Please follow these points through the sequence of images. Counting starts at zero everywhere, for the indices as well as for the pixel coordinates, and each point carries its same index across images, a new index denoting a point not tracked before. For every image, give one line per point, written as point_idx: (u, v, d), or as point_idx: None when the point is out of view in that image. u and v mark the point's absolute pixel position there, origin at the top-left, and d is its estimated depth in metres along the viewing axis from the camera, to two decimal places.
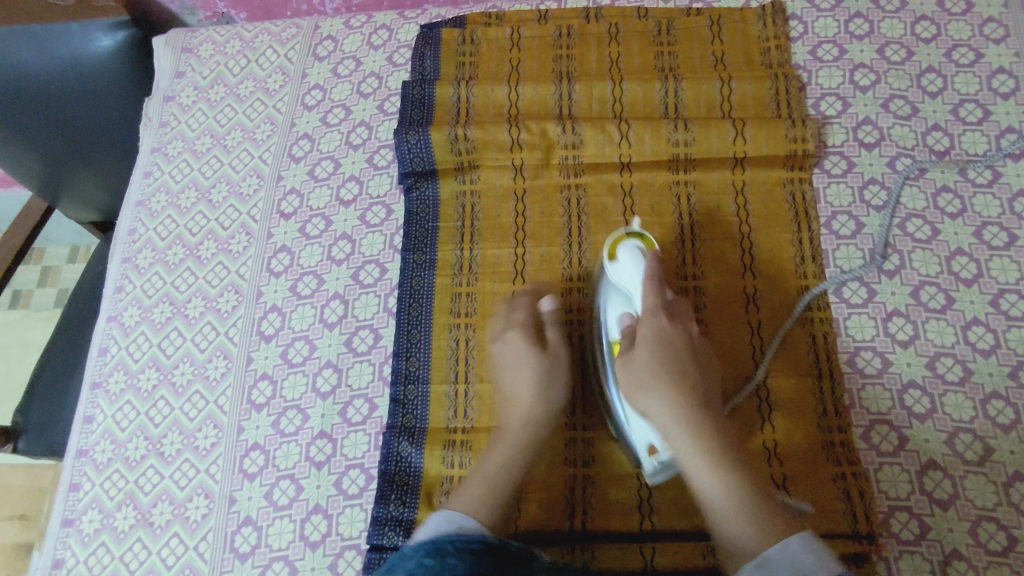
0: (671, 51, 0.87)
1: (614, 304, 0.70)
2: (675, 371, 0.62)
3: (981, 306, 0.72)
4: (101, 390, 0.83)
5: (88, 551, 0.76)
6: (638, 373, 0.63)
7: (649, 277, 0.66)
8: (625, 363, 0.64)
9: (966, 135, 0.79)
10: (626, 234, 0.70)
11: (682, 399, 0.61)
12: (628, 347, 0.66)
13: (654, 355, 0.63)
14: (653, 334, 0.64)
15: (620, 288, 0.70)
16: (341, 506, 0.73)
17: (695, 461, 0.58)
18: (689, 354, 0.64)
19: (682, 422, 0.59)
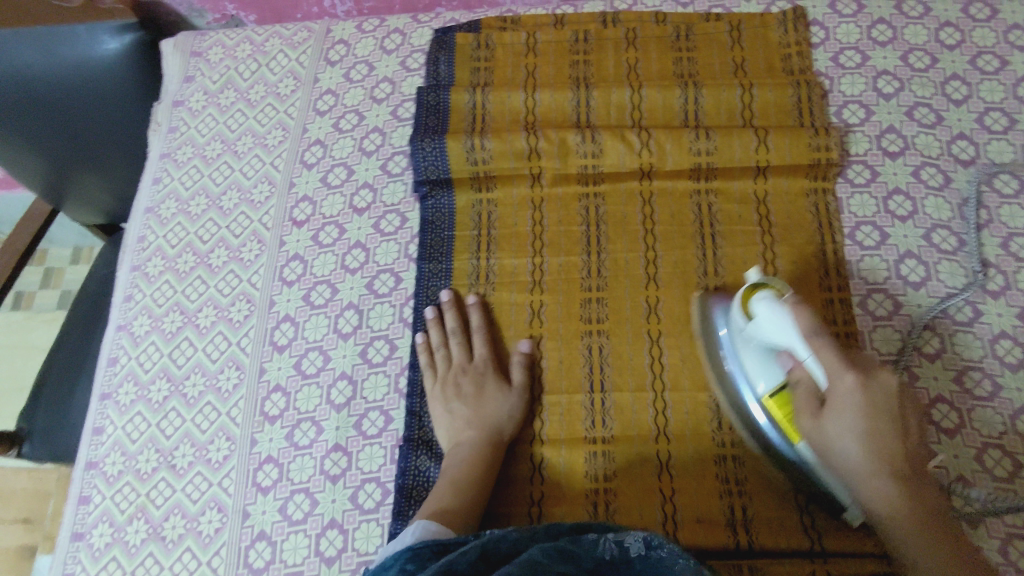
0: (691, 57, 0.86)
1: (753, 358, 0.66)
2: (878, 435, 0.58)
3: (1009, 319, 0.71)
4: (111, 401, 0.82)
5: (98, 566, 0.74)
6: (836, 444, 0.59)
7: (804, 331, 0.60)
8: (817, 425, 0.60)
9: (991, 144, 0.78)
10: (756, 287, 0.66)
11: (882, 461, 0.58)
12: (813, 411, 0.61)
13: (849, 415, 0.58)
14: (850, 393, 0.58)
15: (765, 339, 0.64)
16: (357, 521, 0.71)
17: (900, 531, 0.58)
18: (891, 409, 0.59)
19: (883, 495, 0.58)
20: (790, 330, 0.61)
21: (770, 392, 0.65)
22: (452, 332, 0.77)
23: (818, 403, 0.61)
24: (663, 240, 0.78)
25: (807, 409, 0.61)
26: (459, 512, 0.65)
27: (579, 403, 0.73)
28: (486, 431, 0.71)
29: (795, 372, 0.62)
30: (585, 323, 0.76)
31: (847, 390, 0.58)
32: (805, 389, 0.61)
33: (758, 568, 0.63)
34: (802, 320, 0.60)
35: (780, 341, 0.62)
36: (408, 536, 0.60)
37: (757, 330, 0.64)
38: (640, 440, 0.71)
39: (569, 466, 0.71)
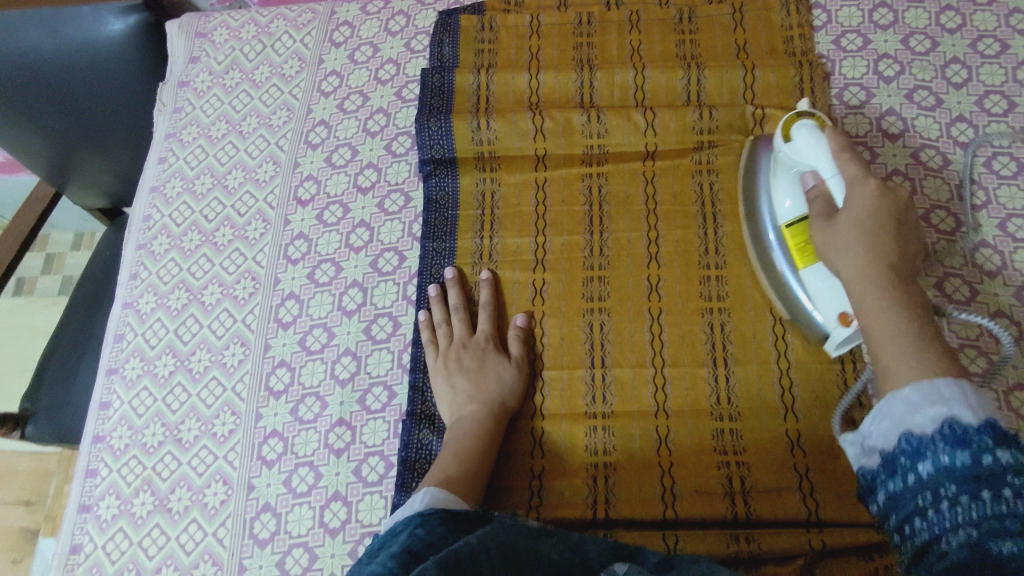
0: (693, 39, 0.86)
1: (780, 186, 0.71)
2: (878, 234, 0.59)
3: (1005, 299, 0.72)
4: (118, 376, 0.83)
5: (106, 536, 0.75)
6: (836, 234, 0.61)
7: (835, 147, 0.64)
8: (825, 228, 0.62)
9: (991, 126, 0.79)
10: (800, 116, 0.69)
11: (875, 255, 0.58)
12: (825, 220, 0.63)
13: (857, 215, 0.60)
14: (862, 197, 0.61)
15: (796, 166, 0.69)
16: (361, 493, 0.72)
17: (872, 313, 0.56)
18: (898, 223, 0.60)
19: (869, 282, 0.57)
20: (821, 147, 0.65)
21: (791, 218, 0.69)
22: (455, 310, 0.78)
23: (830, 209, 0.63)
24: (664, 219, 0.79)
25: (818, 212, 0.64)
26: (464, 480, 0.66)
27: (579, 378, 0.74)
28: (488, 405, 0.72)
29: (814, 190, 0.66)
30: (586, 301, 0.77)
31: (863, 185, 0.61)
32: (821, 200, 0.64)
33: (756, 538, 0.65)
34: (835, 139, 0.64)
35: (808, 163, 0.67)
36: (415, 501, 0.61)
37: (792, 152, 0.68)
38: (640, 415, 0.72)
39: (569, 440, 0.72)
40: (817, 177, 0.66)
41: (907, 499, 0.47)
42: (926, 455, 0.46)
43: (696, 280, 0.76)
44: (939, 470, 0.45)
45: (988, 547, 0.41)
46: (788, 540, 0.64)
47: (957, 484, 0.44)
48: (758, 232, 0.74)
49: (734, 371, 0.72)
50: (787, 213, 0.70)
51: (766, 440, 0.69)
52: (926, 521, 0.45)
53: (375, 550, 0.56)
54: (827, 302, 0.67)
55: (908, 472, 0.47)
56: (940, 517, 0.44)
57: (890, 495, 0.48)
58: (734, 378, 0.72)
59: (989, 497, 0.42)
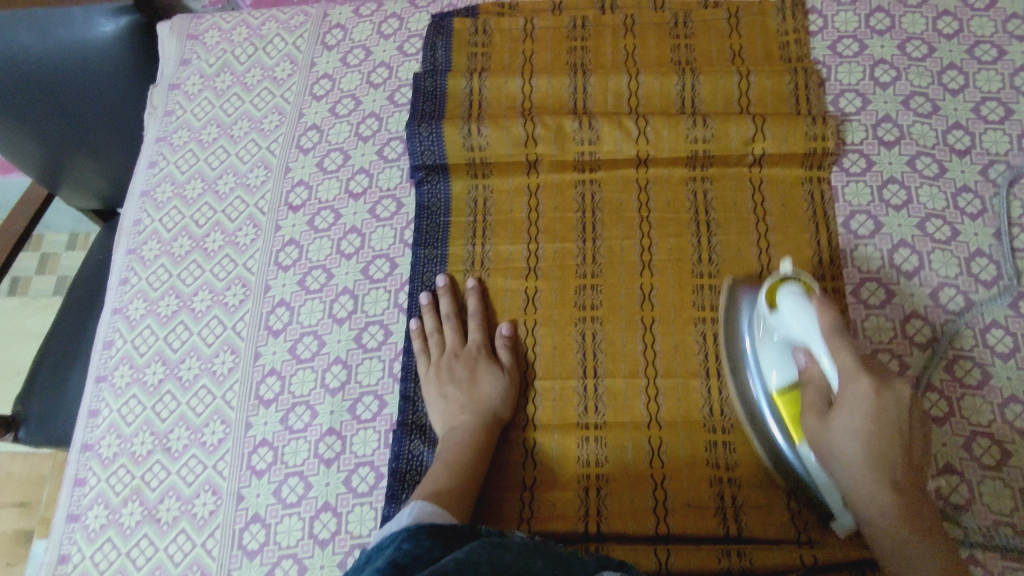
0: (688, 44, 0.86)
1: (769, 351, 0.66)
2: (878, 443, 0.57)
3: (1001, 309, 0.71)
4: (106, 384, 0.82)
5: (94, 547, 0.75)
6: (837, 443, 0.59)
7: (823, 332, 0.58)
8: (822, 423, 0.60)
9: (987, 133, 0.78)
10: (784, 282, 0.64)
11: (877, 466, 0.57)
12: (821, 415, 0.60)
13: (854, 423, 0.58)
14: (858, 397, 0.57)
15: (783, 336, 0.64)
16: (351, 504, 0.72)
17: (884, 529, 0.57)
18: (901, 422, 0.57)
19: (875, 496, 0.57)
20: (811, 325, 0.60)
21: (782, 386, 0.65)
22: (446, 318, 0.78)
23: (826, 403, 0.60)
24: (658, 228, 0.79)
25: (815, 413, 0.60)
26: (455, 493, 0.65)
27: (572, 388, 0.74)
28: (480, 416, 0.71)
29: (809, 370, 0.62)
30: (579, 310, 0.76)
31: (858, 390, 0.57)
32: (815, 388, 0.61)
33: (747, 553, 0.64)
34: (825, 320, 0.59)
35: (799, 338, 0.61)
36: (402, 515, 0.61)
37: (779, 323, 0.64)
38: (632, 426, 0.71)
39: (561, 451, 0.71)
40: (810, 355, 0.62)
41: None
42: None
43: (689, 289, 0.76)
44: None
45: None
46: (780, 556, 0.63)
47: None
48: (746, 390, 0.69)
49: (728, 383, 0.72)
50: (777, 379, 0.65)
51: (759, 454, 0.69)
52: None
53: (360, 566, 0.55)
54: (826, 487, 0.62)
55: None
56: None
57: None
58: (727, 389, 0.71)
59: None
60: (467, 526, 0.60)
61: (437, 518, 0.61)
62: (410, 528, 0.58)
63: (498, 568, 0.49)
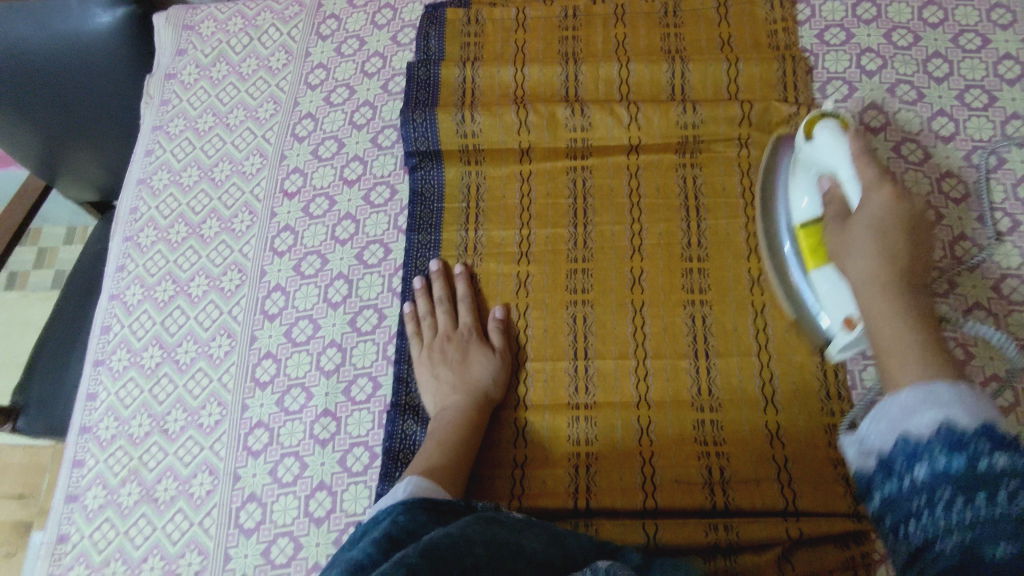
0: (678, 32, 0.87)
1: (799, 186, 0.71)
2: (889, 240, 0.60)
3: (983, 291, 0.73)
4: (105, 367, 0.83)
5: (92, 526, 0.76)
6: (850, 239, 0.62)
7: (853, 150, 0.63)
8: (838, 230, 0.63)
9: (971, 120, 0.80)
10: (823, 117, 0.69)
11: (886, 261, 0.59)
12: (840, 224, 0.64)
13: (870, 220, 0.60)
14: (876, 198, 0.61)
15: (815, 167, 0.69)
16: (345, 483, 0.73)
17: (877, 313, 0.57)
18: (912, 226, 0.60)
19: (879, 284, 0.58)
20: (841, 149, 0.64)
21: (806, 220, 0.70)
22: (439, 302, 0.79)
23: (844, 212, 0.64)
24: (648, 212, 0.80)
25: (835, 220, 0.64)
26: (448, 469, 0.67)
27: (563, 369, 0.75)
28: (472, 396, 0.72)
29: (831, 192, 0.66)
30: (570, 293, 0.78)
31: (881, 190, 0.61)
32: (837, 204, 0.65)
33: (733, 527, 0.66)
34: (856, 140, 0.64)
35: (828, 164, 0.66)
36: (396, 491, 0.62)
37: (815, 152, 0.68)
38: (622, 406, 0.72)
39: (552, 431, 0.73)
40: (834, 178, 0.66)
41: (902, 501, 0.45)
42: (921, 457, 0.45)
43: (678, 272, 0.77)
44: (936, 473, 0.44)
45: (984, 553, 0.40)
46: (765, 529, 0.65)
47: (951, 487, 0.43)
48: (774, 237, 0.75)
49: (715, 362, 0.73)
50: (804, 213, 0.70)
51: (746, 431, 0.70)
52: (919, 523, 0.44)
53: (354, 541, 0.56)
54: (837, 305, 0.67)
55: (905, 474, 0.45)
56: (932, 521, 0.43)
57: (885, 497, 0.47)
58: (715, 369, 0.73)
59: (985, 501, 0.41)
60: (461, 503, 0.61)
61: (432, 494, 0.62)
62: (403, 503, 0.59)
63: (492, 548, 0.50)
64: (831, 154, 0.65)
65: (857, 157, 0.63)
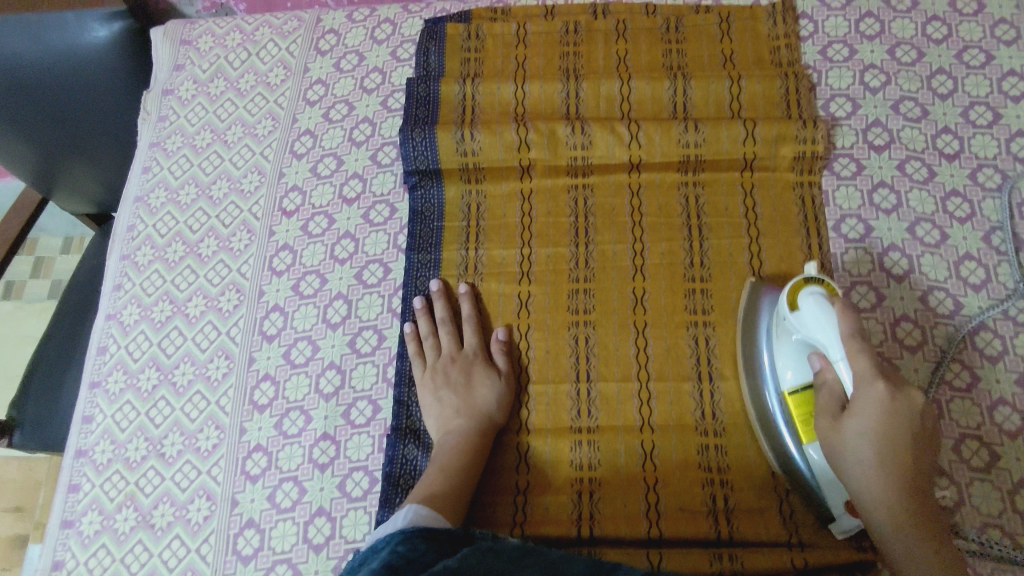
0: (680, 49, 0.86)
1: (784, 353, 0.67)
2: (892, 451, 0.58)
3: (989, 312, 0.72)
4: (100, 389, 0.82)
5: (88, 553, 0.75)
6: (850, 439, 0.59)
7: (845, 332, 0.61)
8: (834, 429, 0.61)
9: (976, 137, 0.79)
10: (806, 283, 0.66)
11: (890, 475, 0.58)
12: (832, 415, 0.61)
13: (868, 424, 0.59)
14: (875, 402, 0.59)
15: (801, 338, 0.66)
16: (345, 508, 0.72)
17: (887, 529, 0.58)
18: (911, 426, 0.59)
19: (887, 502, 0.57)
20: (830, 327, 0.62)
21: (795, 386, 0.66)
22: (441, 322, 0.78)
23: (839, 407, 0.61)
24: (650, 231, 0.79)
25: (827, 410, 0.62)
26: (449, 497, 0.66)
27: (565, 392, 0.74)
28: (474, 419, 0.71)
29: (824, 376, 0.63)
30: (571, 314, 0.77)
31: (875, 391, 0.59)
32: (828, 392, 0.63)
33: (739, 556, 0.64)
34: (846, 324, 0.62)
35: (819, 341, 0.63)
36: (396, 519, 0.61)
37: (801, 326, 0.65)
38: (625, 430, 0.72)
39: (554, 455, 0.72)
40: (826, 359, 0.63)
41: None
42: None
43: (682, 293, 0.76)
44: None
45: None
46: (771, 559, 0.64)
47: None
48: (761, 396, 0.69)
49: (720, 386, 0.72)
50: (793, 382, 0.66)
51: (750, 457, 0.69)
52: None
53: (353, 569, 0.55)
54: (836, 487, 0.63)
55: None
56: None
57: None
58: (719, 394, 0.72)
59: None
60: (461, 530, 0.60)
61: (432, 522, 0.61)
62: (403, 531, 0.58)
63: None
64: (820, 334, 0.63)
65: (848, 351, 0.61)
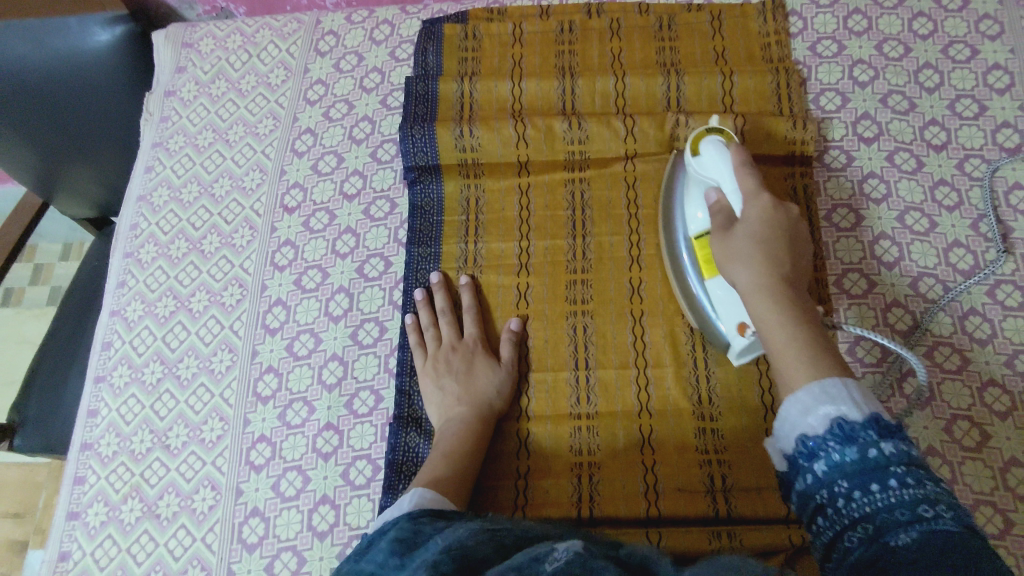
0: (673, 46, 0.88)
1: (693, 201, 0.72)
2: (774, 244, 0.60)
3: (979, 296, 0.74)
4: (105, 384, 0.83)
5: (94, 544, 0.76)
6: (733, 248, 0.61)
7: (735, 160, 0.66)
8: (723, 238, 0.63)
9: (962, 129, 0.81)
10: (708, 133, 0.72)
11: (770, 266, 0.58)
12: (722, 232, 0.64)
13: (752, 228, 0.61)
14: (759, 212, 0.62)
15: (704, 181, 0.70)
16: (349, 496, 0.73)
17: (766, 316, 0.56)
18: (791, 236, 0.61)
19: (763, 288, 0.57)
20: (725, 163, 0.67)
21: (700, 230, 0.71)
22: (441, 313, 0.79)
23: (729, 222, 0.64)
24: (646, 223, 0.81)
25: (719, 228, 0.64)
26: (452, 481, 0.67)
27: (564, 380, 0.75)
28: (476, 407, 0.73)
29: (717, 203, 0.67)
30: (570, 304, 0.78)
31: (759, 203, 0.62)
32: (722, 214, 0.65)
33: (737, 534, 0.66)
34: (737, 155, 0.66)
35: (715, 177, 0.68)
36: (400, 504, 0.62)
37: (702, 170, 0.70)
38: (624, 415, 0.73)
39: (555, 441, 0.73)
40: (721, 192, 0.67)
41: (812, 496, 0.48)
42: (819, 454, 0.49)
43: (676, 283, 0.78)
44: (833, 467, 0.47)
45: (887, 540, 0.43)
46: (769, 536, 0.65)
47: (849, 477, 0.46)
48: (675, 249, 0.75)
49: (715, 371, 0.73)
50: (699, 224, 0.71)
51: (745, 439, 0.71)
52: (829, 514, 0.47)
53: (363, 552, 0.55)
54: (732, 309, 0.68)
55: (808, 470, 0.49)
56: (839, 508, 0.46)
57: (800, 493, 0.50)
58: (714, 378, 0.73)
59: (877, 486, 0.45)
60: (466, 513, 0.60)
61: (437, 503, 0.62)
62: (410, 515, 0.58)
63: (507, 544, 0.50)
64: (719, 169, 0.67)
65: (742, 169, 0.65)
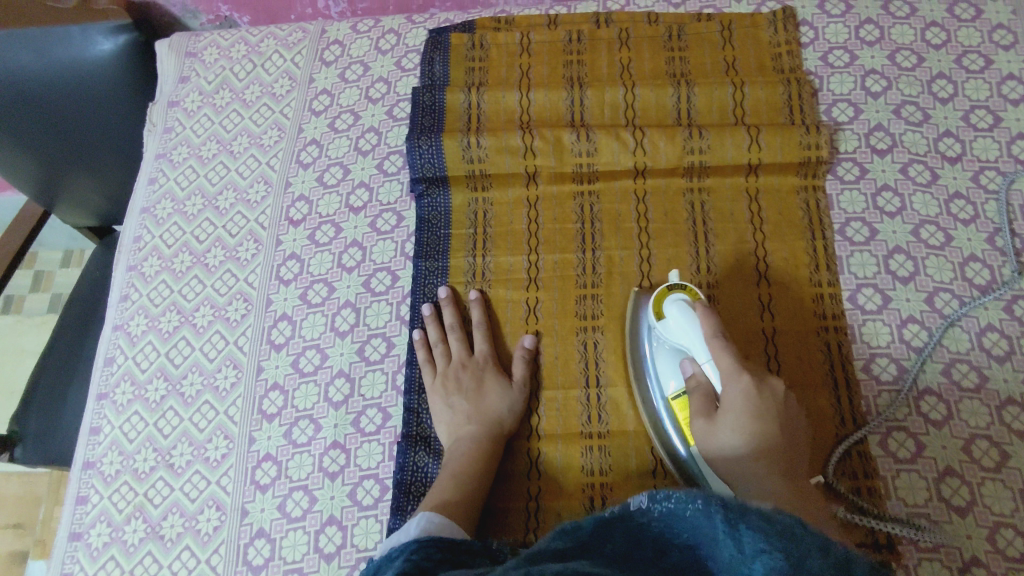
0: (683, 56, 0.87)
1: (664, 366, 0.70)
2: (765, 430, 0.61)
3: (996, 312, 0.73)
4: (108, 401, 0.82)
5: (97, 565, 0.74)
6: (722, 438, 0.62)
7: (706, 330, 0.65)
8: (707, 423, 0.63)
9: (977, 141, 0.80)
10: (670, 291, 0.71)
11: (764, 457, 0.60)
12: (705, 417, 0.63)
13: (738, 414, 0.61)
14: (742, 392, 0.62)
15: (673, 348, 0.69)
16: (356, 517, 0.72)
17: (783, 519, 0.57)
18: (778, 417, 0.62)
19: (764, 485, 0.58)
20: (695, 329, 0.66)
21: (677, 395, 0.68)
22: (450, 329, 0.78)
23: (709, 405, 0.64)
24: (656, 237, 0.80)
25: (700, 411, 0.64)
26: (460, 505, 0.66)
27: (575, 398, 0.74)
28: (486, 426, 0.72)
29: (695, 379, 0.66)
30: (580, 319, 0.77)
31: (741, 384, 0.62)
32: (699, 393, 0.65)
33: None
34: (708, 325, 0.65)
35: (687, 347, 0.67)
36: (405, 530, 0.60)
37: (671, 334, 0.69)
38: (635, 435, 0.72)
39: (565, 461, 0.72)
40: (696, 363, 0.67)
41: None
42: None
43: None
44: None
45: None
46: None
47: None
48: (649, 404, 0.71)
49: None
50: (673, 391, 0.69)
51: None
52: None
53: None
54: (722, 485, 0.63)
55: None
56: None
57: None
58: None
59: None
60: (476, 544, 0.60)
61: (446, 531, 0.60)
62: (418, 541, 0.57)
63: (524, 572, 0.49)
64: (692, 339, 0.66)
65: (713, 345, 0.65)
